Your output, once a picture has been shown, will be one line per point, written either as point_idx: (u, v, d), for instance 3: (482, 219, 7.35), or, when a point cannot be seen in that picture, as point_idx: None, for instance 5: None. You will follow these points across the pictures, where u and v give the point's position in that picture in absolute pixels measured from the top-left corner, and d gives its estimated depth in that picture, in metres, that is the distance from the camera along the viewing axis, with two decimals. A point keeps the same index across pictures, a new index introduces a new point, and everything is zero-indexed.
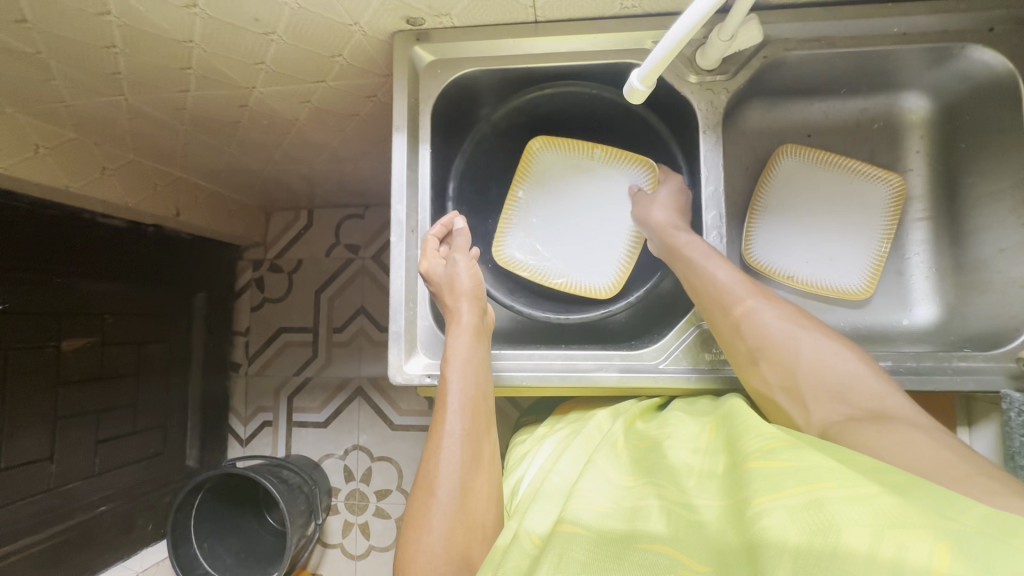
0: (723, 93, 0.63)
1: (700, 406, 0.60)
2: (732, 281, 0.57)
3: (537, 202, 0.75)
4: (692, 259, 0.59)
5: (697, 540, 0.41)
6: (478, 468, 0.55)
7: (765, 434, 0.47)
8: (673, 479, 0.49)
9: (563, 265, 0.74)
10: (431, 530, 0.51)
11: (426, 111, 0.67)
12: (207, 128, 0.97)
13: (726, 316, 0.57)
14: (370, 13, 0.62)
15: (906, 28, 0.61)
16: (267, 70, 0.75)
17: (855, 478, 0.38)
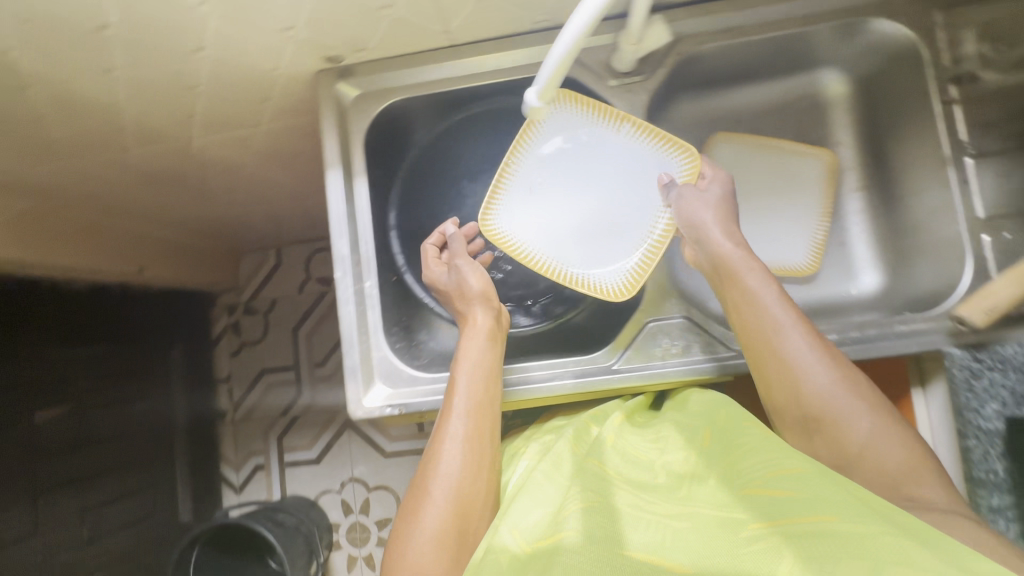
0: (642, 93, 0.65)
1: (691, 411, 0.62)
2: (787, 320, 0.55)
3: (551, 174, 0.66)
4: (742, 295, 0.58)
5: (680, 542, 0.43)
6: (478, 475, 0.55)
7: (770, 453, 0.49)
8: (667, 491, 0.51)
9: (564, 255, 0.66)
10: (423, 533, 0.51)
11: (358, 144, 0.68)
12: (155, 182, 0.98)
13: (773, 356, 0.55)
14: (288, 56, 0.63)
15: (809, 11, 0.63)
16: (201, 121, 0.76)
17: (853, 509, 0.40)
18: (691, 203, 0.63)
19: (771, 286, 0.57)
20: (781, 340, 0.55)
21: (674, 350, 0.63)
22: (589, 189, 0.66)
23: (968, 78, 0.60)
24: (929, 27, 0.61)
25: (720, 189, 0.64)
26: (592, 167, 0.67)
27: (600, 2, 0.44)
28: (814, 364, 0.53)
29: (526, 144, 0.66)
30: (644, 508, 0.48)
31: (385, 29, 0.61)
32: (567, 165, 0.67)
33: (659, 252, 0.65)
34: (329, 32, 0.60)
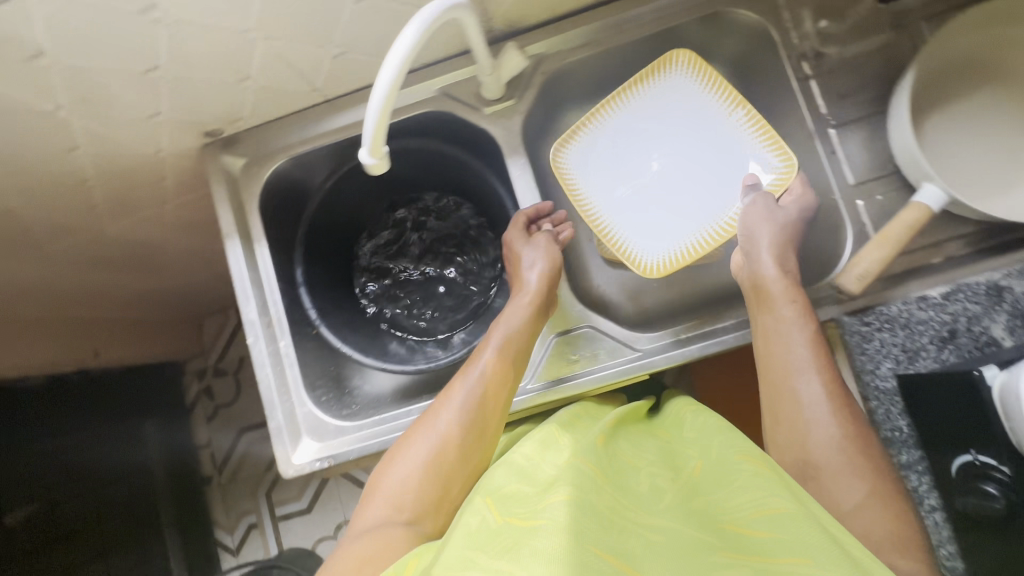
0: (516, 116, 0.67)
1: (682, 440, 0.60)
2: (805, 362, 0.55)
3: (621, 139, 0.71)
4: (772, 322, 0.57)
5: (656, 555, 0.41)
6: (474, 444, 0.55)
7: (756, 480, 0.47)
8: (646, 501, 0.49)
9: (631, 223, 0.70)
10: (402, 483, 0.52)
11: (252, 209, 0.69)
12: (86, 271, 0.98)
13: (782, 395, 0.56)
14: (166, 137, 0.65)
15: (659, 14, 0.65)
16: (106, 209, 0.77)
17: (819, 547, 0.39)
18: (765, 215, 0.61)
19: (806, 324, 0.56)
20: (794, 376, 0.55)
21: (583, 361, 0.64)
22: (669, 159, 0.71)
23: (814, 55, 0.62)
24: (774, 9, 0.63)
25: (797, 206, 0.61)
26: (665, 134, 0.71)
27: (407, 44, 0.42)
28: (824, 410, 0.53)
29: (634, 93, 0.70)
30: (623, 510, 0.45)
31: (252, 98, 0.62)
32: (648, 135, 0.71)
33: (717, 241, 0.67)
34: (197, 110, 0.61)
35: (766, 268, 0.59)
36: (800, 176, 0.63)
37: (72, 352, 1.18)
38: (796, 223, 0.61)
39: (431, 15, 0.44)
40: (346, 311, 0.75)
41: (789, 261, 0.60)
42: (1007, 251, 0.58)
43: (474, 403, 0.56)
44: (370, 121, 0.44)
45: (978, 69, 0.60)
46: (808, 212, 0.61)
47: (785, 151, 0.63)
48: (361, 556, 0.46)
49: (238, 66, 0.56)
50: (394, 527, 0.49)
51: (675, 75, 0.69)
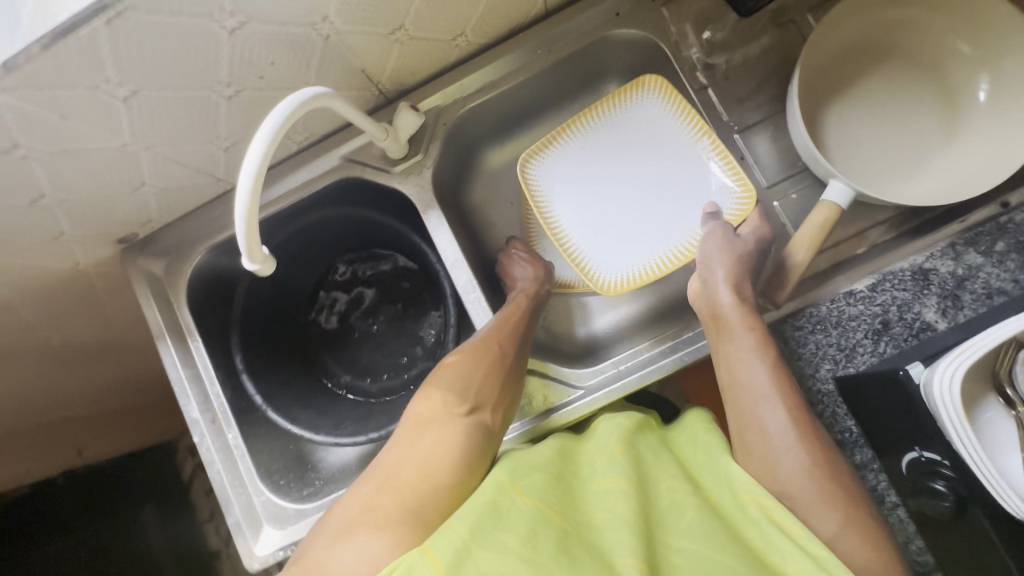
0: (425, 170, 0.66)
1: (694, 453, 0.54)
2: (767, 388, 0.51)
3: (599, 147, 0.68)
4: (733, 350, 0.53)
5: None
6: (514, 361, 0.60)
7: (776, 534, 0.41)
8: (670, 517, 0.44)
9: (596, 239, 0.68)
10: (458, 381, 0.56)
11: (180, 305, 0.68)
12: (45, 380, 0.97)
13: (748, 424, 0.51)
14: (79, 251, 0.64)
15: (550, 45, 0.64)
16: (43, 323, 0.76)
17: None
18: (725, 245, 0.58)
19: (765, 352, 0.52)
20: (751, 410, 0.51)
21: (526, 408, 0.63)
22: (639, 175, 0.68)
23: (705, 66, 0.62)
24: (660, 24, 0.62)
25: (755, 236, 0.59)
26: (637, 150, 0.68)
27: (279, 112, 0.42)
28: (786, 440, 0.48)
29: (608, 111, 0.68)
30: (651, 530, 0.42)
31: (155, 199, 0.62)
32: (620, 151, 0.68)
33: (677, 263, 0.65)
34: (103, 221, 0.61)
35: (722, 296, 0.56)
36: (758, 209, 0.60)
37: (55, 456, 1.12)
38: (754, 254, 0.58)
39: (277, 122, 0.42)
40: (295, 389, 0.74)
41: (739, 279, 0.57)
42: (930, 230, 0.57)
43: (510, 329, 0.61)
44: (240, 228, 0.43)
45: (872, 52, 0.59)
46: (765, 243, 0.59)
47: (746, 182, 0.60)
48: (423, 465, 0.48)
49: (129, 176, 0.56)
50: (457, 420, 0.53)
51: (647, 98, 0.66)
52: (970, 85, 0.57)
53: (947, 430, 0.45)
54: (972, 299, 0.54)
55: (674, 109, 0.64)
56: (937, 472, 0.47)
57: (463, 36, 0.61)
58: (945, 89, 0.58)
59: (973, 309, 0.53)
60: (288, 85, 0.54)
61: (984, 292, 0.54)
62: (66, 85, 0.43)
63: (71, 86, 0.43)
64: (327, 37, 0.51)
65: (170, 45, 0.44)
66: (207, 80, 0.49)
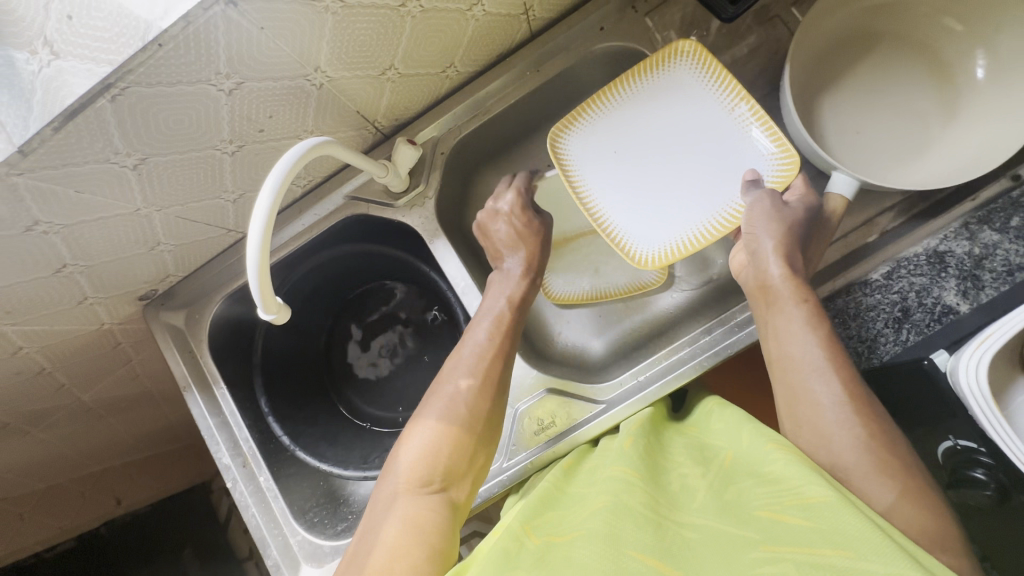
0: (428, 200, 0.67)
1: (716, 436, 0.54)
2: (818, 360, 0.47)
3: (632, 116, 0.65)
4: (783, 322, 0.50)
5: (692, 559, 0.37)
6: (495, 404, 0.56)
7: (799, 470, 0.41)
8: (682, 499, 0.45)
9: (629, 209, 0.65)
10: (424, 452, 0.51)
11: (203, 353, 0.70)
12: (80, 436, 1.00)
13: (797, 398, 0.48)
14: (105, 312, 0.67)
15: (538, 66, 0.65)
16: (75, 385, 0.79)
17: (861, 534, 0.35)
18: (771, 215, 0.54)
19: (819, 325, 0.49)
20: (800, 381, 0.48)
21: (551, 427, 0.62)
22: (673, 143, 0.64)
23: None
24: (645, 33, 0.63)
25: (804, 206, 0.55)
26: (671, 117, 0.64)
27: (280, 166, 0.44)
28: (834, 413, 0.45)
29: (642, 79, 0.64)
30: (661, 512, 0.43)
31: (171, 256, 0.64)
32: (654, 120, 0.65)
33: (717, 234, 0.61)
34: (124, 282, 0.63)
35: (772, 266, 0.52)
36: (801, 177, 0.58)
37: (96, 507, 1.18)
38: (804, 222, 0.54)
39: (283, 171, 0.44)
40: (321, 424, 0.76)
41: (780, 246, 0.52)
42: (942, 211, 0.56)
43: (485, 378, 0.55)
44: (253, 275, 0.44)
45: (863, 39, 0.59)
46: (814, 210, 0.55)
47: (790, 149, 0.58)
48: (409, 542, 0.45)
49: (145, 237, 0.58)
50: (425, 501, 0.48)
51: (682, 65, 0.62)
52: (967, 61, 0.56)
53: (981, 423, 0.44)
54: (992, 278, 0.52)
55: (711, 76, 0.61)
56: (975, 461, 0.46)
57: (452, 68, 0.62)
58: (942, 68, 0.57)
59: (995, 288, 0.52)
60: (288, 134, 0.56)
61: (1004, 269, 0.52)
62: (79, 160, 0.44)
63: (83, 161, 0.45)
64: (320, 85, 0.52)
65: (175, 111, 0.46)
66: (211, 140, 0.50)
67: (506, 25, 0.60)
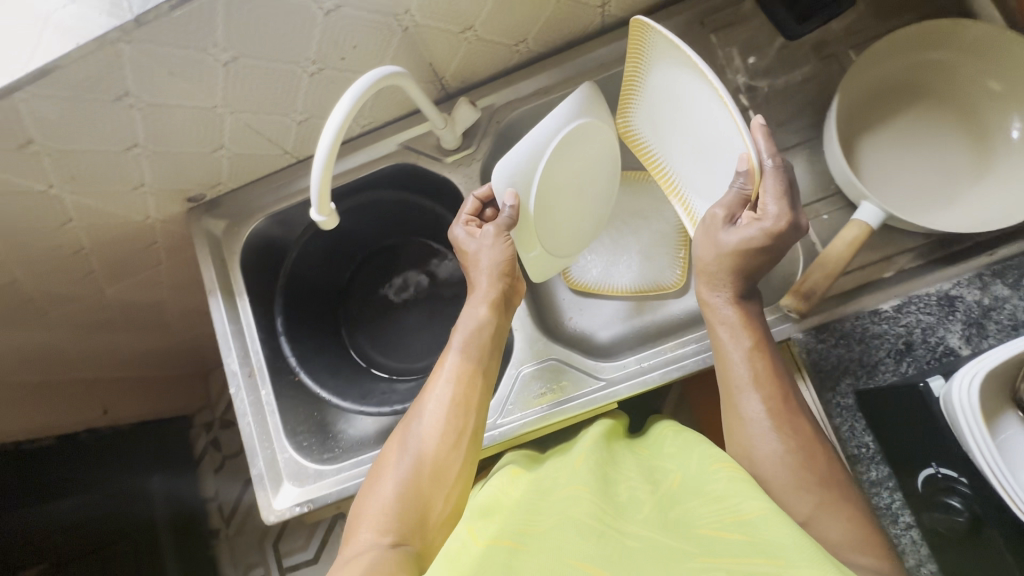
0: (474, 163, 0.71)
1: (664, 456, 0.58)
2: (746, 382, 0.54)
3: (658, 85, 0.62)
4: (723, 338, 0.56)
5: (629, 562, 0.40)
6: (459, 428, 0.56)
7: (738, 487, 0.45)
8: (628, 512, 0.48)
9: (690, 178, 0.65)
10: (383, 505, 0.52)
11: (235, 265, 0.74)
12: (92, 332, 1.04)
13: (746, 427, 0.53)
14: (153, 207, 0.70)
15: (602, 60, 0.69)
16: (103, 275, 0.82)
17: (789, 544, 0.38)
18: (704, 243, 0.57)
19: (745, 343, 0.55)
20: (737, 396, 0.54)
21: (549, 394, 0.65)
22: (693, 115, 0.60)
23: (749, 88, 0.66)
24: (708, 47, 0.67)
25: (748, 236, 0.53)
26: (673, 95, 0.61)
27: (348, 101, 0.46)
28: (767, 438, 0.51)
29: (641, 55, 0.61)
30: (609, 521, 0.45)
31: (228, 166, 0.68)
32: (671, 98, 0.62)
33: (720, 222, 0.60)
34: (179, 180, 0.67)
35: (718, 297, 0.57)
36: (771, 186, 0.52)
37: (83, 411, 1.24)
38: (746, 253, 0.54)
39: (355, 97, 0.47)
40: (325, 356, 0.78)
41: (712, 275, 0.57)
42: (958, 260, 0.58)
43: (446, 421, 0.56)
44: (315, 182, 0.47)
45: (909, 88, 0.63)
46: (768, 239, 0.53)
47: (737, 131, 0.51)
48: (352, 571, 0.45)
49: (212, 137, 0.62)
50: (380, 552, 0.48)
51: (650, 35, 0.57)
52: (1002, 124, 0.59)
53: (968, 441, 0.46)
54: (997, 328, 0.55)
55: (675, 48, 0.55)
56: (953, 490, 0.49)
57: (524, 44, 0.66)
58: (977, 127, 0.61)
59: (998, 339, 0.55)
60: (365, 70, 0.60)
61: (1011, 322, 0.55)
62: (180, 45, 0.49)
63: (184, 45, 0.49)
64: (406, 27, 0.56)
65: (274, 19, 0.50)
66: (296, 56, 0.55)
67: (581, 14, 0.64)
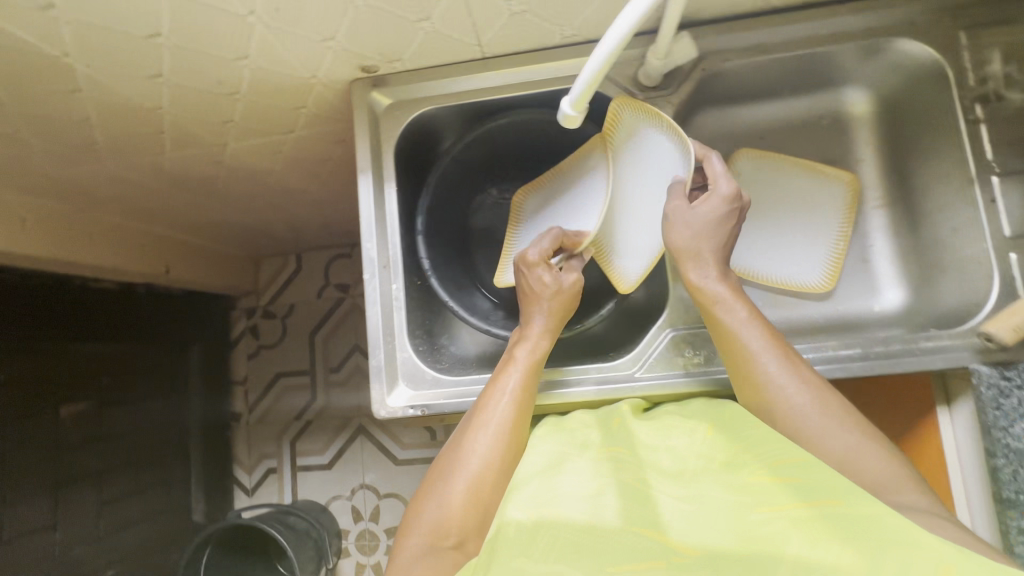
0: (668, 107, 0.67)
1: (696, 409, 0.58)
2: (764, 346, 0.54)
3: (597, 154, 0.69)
4: (731, 320, 0.56)
5: (692, 521, 0.42)
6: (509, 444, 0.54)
7: (775, 439, 0.48)
8: (670, 469, 0.49)
9: (616, 238, 0.69)
10: (438, 513, 0.50)
11: (389, 151, 0.70)
12: (188, 185, 1.00)
13: (771, 398, 0.53)
14: (326, 66, 0.65)
15: (834, 30, 0.64)
16: (237, 127, 0.78)
17: (852, 494, 0.40)
18: (678, 235, 0.59)
19: (755, 319, 0.56)
20: (754, 368, 0.54)
21: (696, 361, 0.62)
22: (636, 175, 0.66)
23: (994, 97, 0.61)
24: (954, 46, 0.62)
25: (707, 213, 0.58)
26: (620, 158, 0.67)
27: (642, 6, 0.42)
28: (798, 400, 0.52)
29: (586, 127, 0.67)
30: (653, 486, 0.47)
31: (419, 42, 0.63)
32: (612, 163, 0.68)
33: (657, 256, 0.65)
34: (367, 43, 0.62)
35: (711, 272, 0.58)
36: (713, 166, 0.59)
37: (148, 264, 1.19)
38: (711, 230, 0.58)
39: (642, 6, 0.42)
40: (450, 269, 0.77)
41: (704, 251, 0.58)
42: None
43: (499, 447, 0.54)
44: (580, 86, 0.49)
45: None
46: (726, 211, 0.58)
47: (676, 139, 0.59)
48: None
49: (426, 4, 0.56)
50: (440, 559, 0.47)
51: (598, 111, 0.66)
52: None
53: None
54: None
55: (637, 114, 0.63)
56: None
57: None
58: None
59: None
60: None
61: None
62: None
63: None
64: None
65: None
66: None
67: None
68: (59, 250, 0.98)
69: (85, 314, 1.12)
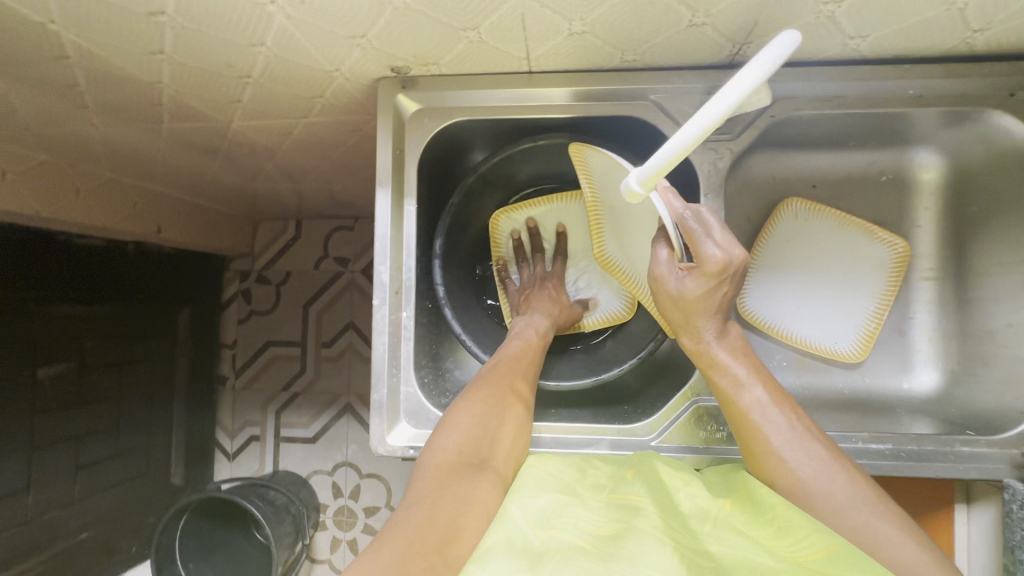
0: (726, 154, 0.61)
1: (712, 479, 0.53)
2: (767, 409, 0.52)
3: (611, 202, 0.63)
4: (728, 383, 0.53)
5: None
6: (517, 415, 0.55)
7: (808, 519, 0.42)
8: (691, 525, 0.43)
9: None
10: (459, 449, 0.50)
11: (412, 162, 0.63)
12: (187, 151, 0.92)
13: (775, 468, 0.49)
14: (350, 62, 0.57)
15: (921, 92, 0.57)
16: (244, 108, 0.70)
17: None
18: (674, 308, 0.54)
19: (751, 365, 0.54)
20: (756, 434, 0.51)
21: (719, 436, 0.59)
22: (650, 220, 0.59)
23: None
24: None
25: (697, 286, 0.51)
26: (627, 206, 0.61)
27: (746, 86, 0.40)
28: (806, 470, 0.48)
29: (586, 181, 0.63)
30: (674, 538, 0.41)
31: (459, 49, 0.55)
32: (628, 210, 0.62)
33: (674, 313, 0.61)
34: (400, 45, 0.54)
35: (706, 333, 0.54)
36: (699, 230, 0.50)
37: (138, 224, 1.12)
38: (708, 302, 0.52)
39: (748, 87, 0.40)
40: (464, 293, 0.72)
41: (697, 318, 0.54)
42: None
43: (490, 407, 0.54)
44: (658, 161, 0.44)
45: None
46: (721, 280, 0.51)
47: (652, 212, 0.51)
48: (453, 523, 0.42)
49: (474, 13, 0.49)
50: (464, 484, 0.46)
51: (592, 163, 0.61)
52: None
53: None
54: None
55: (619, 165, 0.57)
56: None
57: (861, 40, 0.53)
58: None
59: None
60: (695, 4, 0.47)
61: None
62: None
63: None
64: None
65: None
66: None
67: (946, 32, 0.51)
68: (43, 209, 0.91)
69: (70, 273, 1.06)
